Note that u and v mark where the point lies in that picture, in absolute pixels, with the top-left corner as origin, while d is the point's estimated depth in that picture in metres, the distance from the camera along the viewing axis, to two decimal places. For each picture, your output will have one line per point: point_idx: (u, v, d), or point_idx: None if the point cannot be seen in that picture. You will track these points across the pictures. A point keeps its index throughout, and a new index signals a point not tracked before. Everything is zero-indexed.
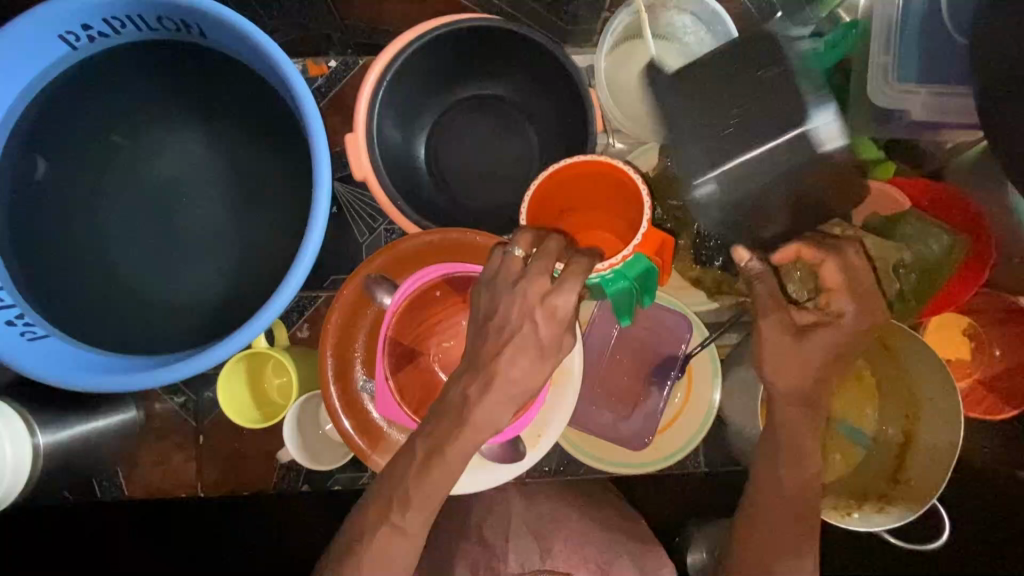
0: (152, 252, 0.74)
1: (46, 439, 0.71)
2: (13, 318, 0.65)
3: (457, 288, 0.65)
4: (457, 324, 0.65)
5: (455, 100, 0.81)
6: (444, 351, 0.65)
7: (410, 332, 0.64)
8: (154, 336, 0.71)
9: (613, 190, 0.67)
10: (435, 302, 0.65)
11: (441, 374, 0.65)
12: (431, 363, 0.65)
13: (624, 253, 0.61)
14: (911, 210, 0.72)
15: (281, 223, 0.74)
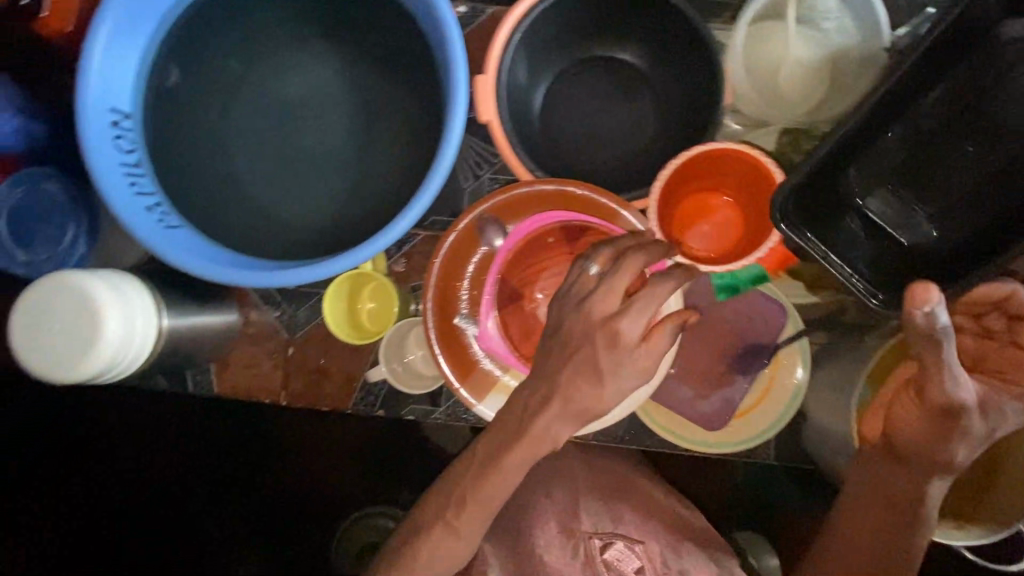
0: (274, 165, 0.78)
1: (169, 321, 0.74)
2: (152, 205, 0.69)
3: (569, 239, 0.67)
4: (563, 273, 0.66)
5: (579, 59, 0.81)
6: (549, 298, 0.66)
7: (518, 275, 0.67)
8: (270, 244, 0.75)
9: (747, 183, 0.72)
10: (547, 248, 0.67)
11: (542, 319, 0.66)
12: (533, 307, 0.66)
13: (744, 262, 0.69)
14: None
15: (401, 154, 0.76)
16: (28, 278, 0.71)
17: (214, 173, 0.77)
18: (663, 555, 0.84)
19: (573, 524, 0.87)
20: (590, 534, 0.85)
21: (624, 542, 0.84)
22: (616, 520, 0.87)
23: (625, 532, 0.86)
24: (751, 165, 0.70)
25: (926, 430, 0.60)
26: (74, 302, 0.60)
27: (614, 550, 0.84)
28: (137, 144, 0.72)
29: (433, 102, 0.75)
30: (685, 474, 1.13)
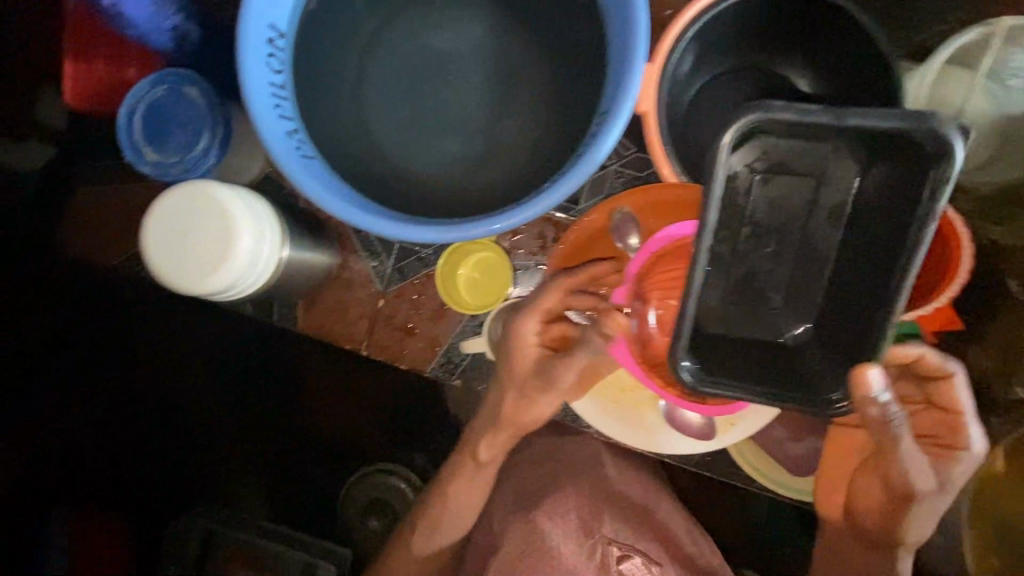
0: (409, 114, 0.75)
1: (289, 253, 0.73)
2: (291, 131, 0.67)
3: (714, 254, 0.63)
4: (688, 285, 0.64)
5: (737, 66, 0.77)
6: (672, 309, 0.65)
7: (654, 279, 0.66)
8: (390, 194, 0.73)
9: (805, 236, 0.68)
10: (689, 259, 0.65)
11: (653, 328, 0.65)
12: (650, 314, 0.65)
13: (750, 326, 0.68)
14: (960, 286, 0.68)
15: (541, 129, 0.74)
16: (152, 177, 0.70)
17: (350, 112, 0.75)
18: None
19: (595, 525, 0.87)
20: (610, 542, 0.86)
21: (642, 559, 0.84)
22: (638, 536, 0.87)
23: (645, 549, 0.86)
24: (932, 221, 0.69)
25: (882, 508, 0.70)
26: (211, 213, 0.58)
27: (630, 564, 0.84)
28: (286, 66, 0.70)
29: (588, 84, 0.72)
30: (718, 500, 1.12)
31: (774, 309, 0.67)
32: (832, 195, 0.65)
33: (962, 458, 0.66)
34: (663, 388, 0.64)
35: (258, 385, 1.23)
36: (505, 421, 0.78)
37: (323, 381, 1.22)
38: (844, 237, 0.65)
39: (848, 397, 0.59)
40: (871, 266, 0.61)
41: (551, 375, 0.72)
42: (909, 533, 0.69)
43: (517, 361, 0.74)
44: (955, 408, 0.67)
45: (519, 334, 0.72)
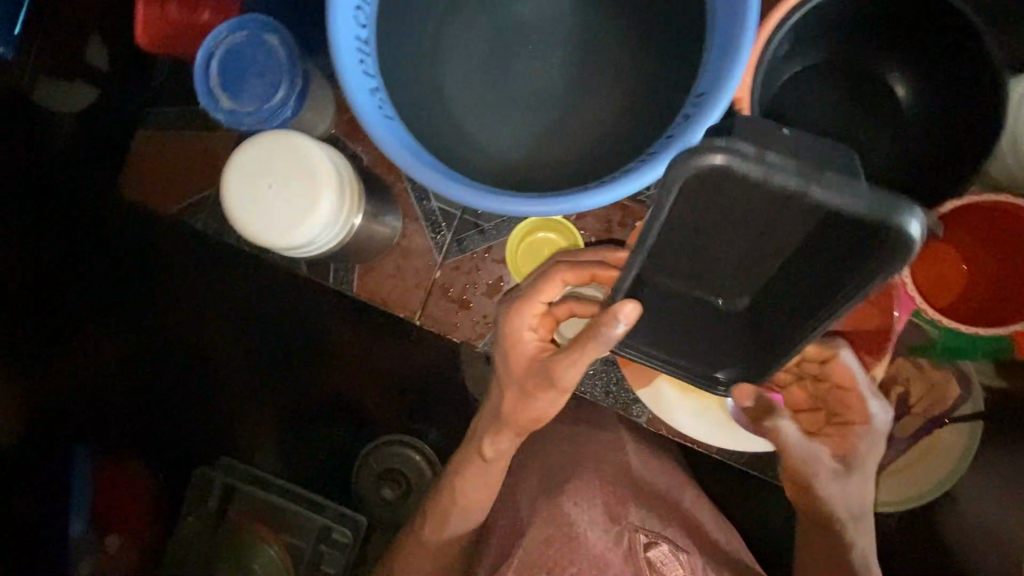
0: (488, 84, 0.73)
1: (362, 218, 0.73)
2: (374, 90, 0.65)
3: None
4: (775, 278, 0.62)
5: (828, 59, 0.74)
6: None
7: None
8: (464, 163, 0.71)
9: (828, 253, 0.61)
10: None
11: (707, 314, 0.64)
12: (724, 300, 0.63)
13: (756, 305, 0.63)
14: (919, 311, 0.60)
15: (622, 110, 0.72)
16: (224, 126, 0.69)
17: (425, 73, 0.73)
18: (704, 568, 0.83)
19: (620, 512, 0.84)
20: (636, 529, 0.83)
21: (668, 546, 0.82)
22: (663, 522, 0.85)
23: (671, 536, 0.84)
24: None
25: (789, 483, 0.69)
26: (296, 166, 0.57)
27: (657, 551, 0.81)
28: (370, 21, 0.68)
29: (675, 66, 0.70)
30: (749, 501, 1.11)
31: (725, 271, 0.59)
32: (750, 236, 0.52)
33: (866, 438, 0.66)
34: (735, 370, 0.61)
35: (291, 347, 1.24)
36: (509, 420, 0.75)
37: (355, 348, 1.22)
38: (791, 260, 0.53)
39: (729, 379, 0.65)
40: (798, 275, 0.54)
41: (549, 372, 0.67)
42: (841, 519, 0.68)
43: (519, 359, 0.70)
44: (857, 398, 0.64)
45: (514, 331, 0.69)
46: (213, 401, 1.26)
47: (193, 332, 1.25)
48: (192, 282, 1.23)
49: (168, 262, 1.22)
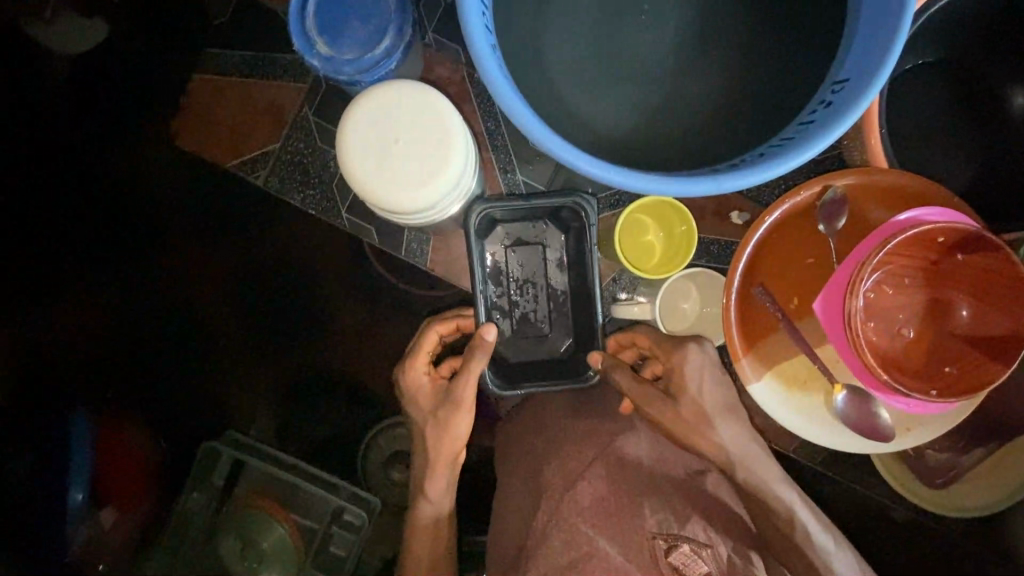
0: (598, 46, 0.66)
1: None
2: (493, 46, 0.60)
3: (955, 248, 0.57)
4: (901, 277, 0.61)
5: (946, 55, 0.71)
6: (884, 296, 0.62)
7: (881, 263, 0.59)
8: (570, 130, 0.65)
9: (912, 251, 0.58)
10: (924, 248, 0.58)
11: (852, 306, 0.56)
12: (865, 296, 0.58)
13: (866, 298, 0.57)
14: (943, 276, 0.60)
15: (749, 84, 0.64)
16: (318, 73, 0.62)
17: (529, 28, 0.66)
18: (734, 565, 0.63)
19: (634, 514, 0.63)
20: (653, 534, 0.61)
21: (691, 545, 0.61)
22: (682, 518, 0.64)
23: (692, 534, 0.63)
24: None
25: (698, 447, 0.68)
26: (424, 119, 0.52)
27: (680, 555, 0.60)
28: None
29: (808, 42, 0.63)
30: None
31: (547, 324, 0.77)
32: (566, 335, 0.77)
33: (693, 368, 0.68)
34: (868, 370, 0.57)
35: (304, 328, 1.09)
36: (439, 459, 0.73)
37: None
38: (573, 302, 0.77)
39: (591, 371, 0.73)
40: (582, 328, 0.76)
41: (448, 402, 0.71)
42: (706, 441, 0.66)
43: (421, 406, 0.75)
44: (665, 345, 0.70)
45: (411, 384, 0.76)
46: (213, 386, 1.10)
47: (196, 311, 1.09)
48: (199, 246, 1.07)
49: (174, 225, 1.06)
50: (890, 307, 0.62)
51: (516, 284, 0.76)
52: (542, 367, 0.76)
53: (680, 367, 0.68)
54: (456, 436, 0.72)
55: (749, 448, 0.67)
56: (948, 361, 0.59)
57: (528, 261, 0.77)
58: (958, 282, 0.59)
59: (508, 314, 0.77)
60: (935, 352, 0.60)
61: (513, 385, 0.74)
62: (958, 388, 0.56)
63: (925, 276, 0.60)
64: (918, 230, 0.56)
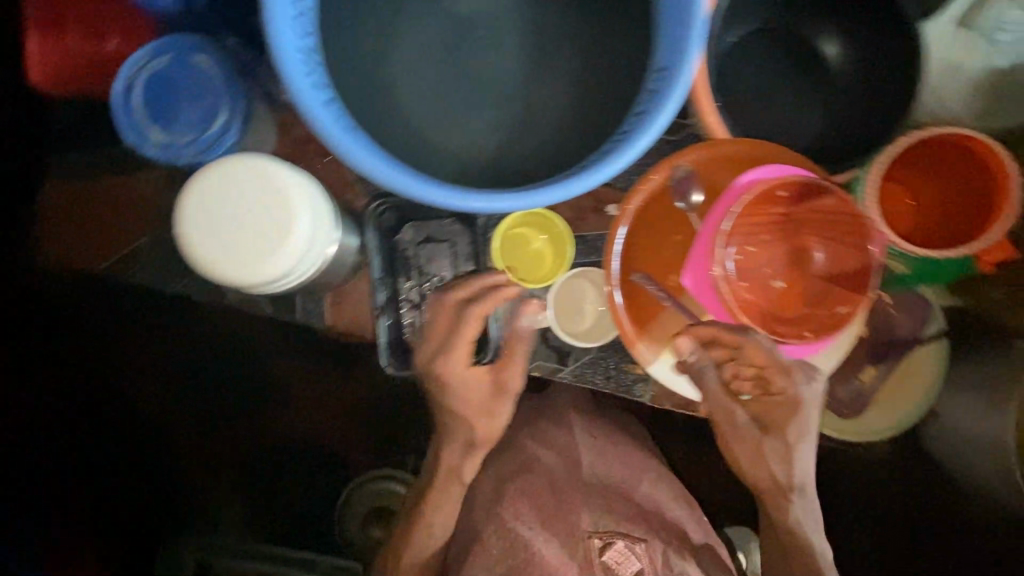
0: (439, 80, 0.67)
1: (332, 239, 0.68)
2: (329, 99, 0.60)
3: (796, 199, 0.62)
4: (765, 235, 0.63)
5: (761, 25, 0.77)
6: (750, 255, 0.63)
7: (737, 225, 0.61)
8: (430, 165, 0.66)
9: (763, 209, 0.62)
10: (770, 204, 0.62)
11: (714, 271, 0.60)
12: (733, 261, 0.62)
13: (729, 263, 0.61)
14: (801, 225, 0.63)
15: (590, 88, 0.68)
16: (159, 161, 0.62)
17: (370, 75, 0.67)
18: (667, 555, 0.74)
19: (571, 520, 0.74)
20: (589, 533, 0.73)
21: (624, 540, 0.72)
22: (616, 517, 0.75)
23: (628, 530, 0.74)
24: (982, 150, 0.64)
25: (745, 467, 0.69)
26: (265, 197, 0.52)
27: (613, 551, 0.72)
28: (311, 26, 0.62)
29: (632, 40, 0.68)
30: None
31: None
32: (472, 328, 0.77)
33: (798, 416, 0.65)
34: (744, 329, 0.61)
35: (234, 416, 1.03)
36: (482, 443, 0.77)
37: None
38: (481, 288, 0.77)
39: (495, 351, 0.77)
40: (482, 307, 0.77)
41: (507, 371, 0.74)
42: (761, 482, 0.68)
43: (463, 397, 0.75)
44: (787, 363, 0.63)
45: (449, 372, 0.73)
46: (164, 506, 1.04)
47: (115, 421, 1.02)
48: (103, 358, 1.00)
49: (75, 348, 0.98)
50: (758, 263, 0.63)
51: (427, 282, 0.77)
52: (447, 352, 0.78)
53: (794, 404, 0.64)
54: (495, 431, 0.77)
55: (809, 484, 0.69)
56: (821, 302, 0.62)
57: (434, 259, 0.77)
58: (810, 226, 0.63)
59: (411, 299, 0.76)
60: (807, 297, 0.63)
61: (403, 365, 0.78)
62: (828, 325, 0.61)
63: (780, 228, 0.63)
64: (756, 191, 0.60)
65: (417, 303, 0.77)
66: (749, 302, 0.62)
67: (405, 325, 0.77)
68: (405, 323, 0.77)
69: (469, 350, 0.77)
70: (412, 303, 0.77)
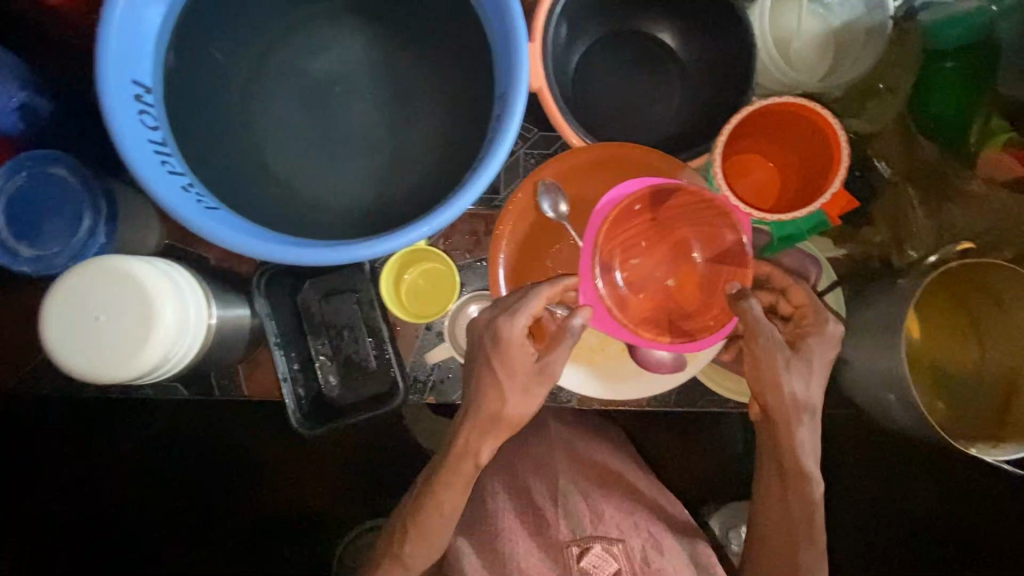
0: (306, 146, 0.73)
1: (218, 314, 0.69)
2: (187, 185, 0.63)
3: (654, 204, 0.65)
4: (645, 244, 0.65)
5: (608, 34, 0.81)
6: (638, 269, 0.65)
7: (611, 244, 0.64)
8: (306, 225, 0.70)
9: (632, 223, 0.65)
10: (634, 217, 0.65)
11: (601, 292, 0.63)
12: (621, 279, 0.64)
13: (615, 282, 0.63)
14: (670, 227, 0.65)
15: (445, 127, 0.72)
16: (36, 275, 0.63)
17: (244, 157, 0.71)
18: (644, 554, 0.88)
19: (551, 534, 0.90)
20: (569, 542, 0.89)
21: (601, 545, 0.88)
22: (597, 522, 0.90)
23: (604, 533, 0.89)
24: (790, 110, 0.69)
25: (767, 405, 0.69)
26: (121, 286, 0.53)
27: (592, 556, 0.87)
28: (160, 120, 0.65)
29: (478, 73, 0.71)
30: (682, 444, 1.34)
31: (372, 361, 0.78)
32: (388, 373, 0.77)
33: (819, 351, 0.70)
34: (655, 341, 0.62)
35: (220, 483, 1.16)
36: (508, 421, 0.68)
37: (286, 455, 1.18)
38: (390, 330, 0.78)
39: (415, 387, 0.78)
40: (395, 349, 0.78)
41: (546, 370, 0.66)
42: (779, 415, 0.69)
43: (510, 363, 0.65)
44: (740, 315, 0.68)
45: (506, 334, 0.64)
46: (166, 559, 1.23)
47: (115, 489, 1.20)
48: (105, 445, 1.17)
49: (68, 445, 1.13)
50: (647, 275, 0.65)
51: (335, 336, 0.78)
52: (367, 400, 0.78)
53: (818, 338, 0.70)
54: (530, 409, 0.68)
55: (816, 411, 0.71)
56: (716, 289, 0.65)
57: (341, 311, 0.78)
58: (679, 223, 0.65)
59: (324, 356, 0.77)
60: (698, 290, 0.65)
61: (314, 420, 0.76)
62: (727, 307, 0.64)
63: (655, 235, 0.65)
64: (613, 212, 0.63)
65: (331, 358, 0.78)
66: (647, 312, 0.64)
67: (322, 382, 0.78)
68: (322, 380, 0.78)
69: (391, 394, 0.78)
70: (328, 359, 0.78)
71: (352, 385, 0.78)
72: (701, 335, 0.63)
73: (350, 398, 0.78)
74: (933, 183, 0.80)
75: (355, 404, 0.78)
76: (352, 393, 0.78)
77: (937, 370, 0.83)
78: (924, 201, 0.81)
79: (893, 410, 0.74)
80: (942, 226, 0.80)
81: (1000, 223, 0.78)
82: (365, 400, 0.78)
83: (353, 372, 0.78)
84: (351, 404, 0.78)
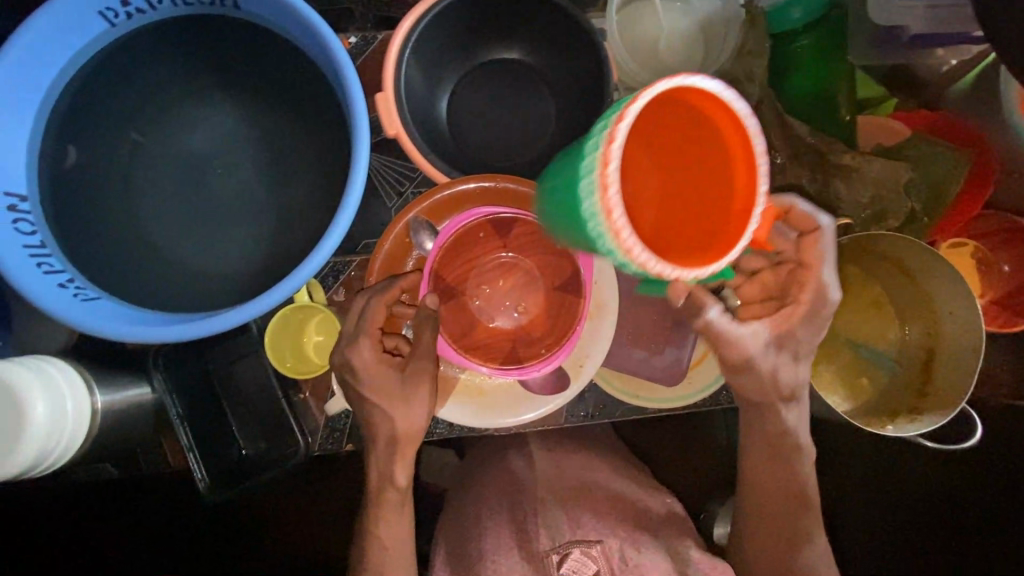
0: (192, 222, 0.75)
1: (103, 399, 0.72)
2: (65, 282, 0.67)
3: (500, 232, 0.68)
4: (496, 268, 0.69)
5: (473, 66, 0.82)
6: (488, 295, 0.69)
7: (454, 271, 0.68)
8: (194, 300, 0.72)
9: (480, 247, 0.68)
10: (480, 243, 0.68)
11: (447, 323, 0.68)
12: (473, 304, 0.69)
13: (465, 308, 0.68)
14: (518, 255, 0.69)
15: (317, 184, 0.74)
16: None
17: (135, 241, 0.73)
18: (621, 553, 0.82)
19: (531, 545, 0.83)
20: (548, 550, 0.82)
21: (580, 548, 0.81)
22: (575, 526, 0.84)
23: (581, 536, 0.83)
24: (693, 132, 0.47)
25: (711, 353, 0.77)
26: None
27: (572, 560, 0.80)
28: (38, 225, 0.69)
29: (339, 127, 0.74)
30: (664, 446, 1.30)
31: (281, 420, 0.78)
32: (300, 427, 0.78)
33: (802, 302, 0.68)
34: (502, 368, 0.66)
35: (191, 560, 1.12)
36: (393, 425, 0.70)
37: None
38: (300, 384, 0.79)
39: (320, 439, 0.79)
40: (308, 401, 0.80)
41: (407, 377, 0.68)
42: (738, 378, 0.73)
43: (373, 382, 0.68)
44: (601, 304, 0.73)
45: (357, 362, 0.67)
46: None
47: None
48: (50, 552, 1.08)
49: None
50: (497, 300, 0.68)
51: (244, 400, 0.79)
52: (282, 457, 0.78)
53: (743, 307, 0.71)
54: (417, 419, 0.69)
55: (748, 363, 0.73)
56: (557, 317, 0.68)
57: (246, 374, 0.79)
58: (526, 251, 0.69)
59: (234, 421, 0.78)
60: (546, 314, 0.69)
61: (228, 482, 0.78)
62: (563, 335, 0.67)
63: (505, 263, 0.69)
64: (452, 234, 0.67)
65: (244, 421, 0.79)
66: (490, 338, 0.68)
67: (242, 451, 0.79)
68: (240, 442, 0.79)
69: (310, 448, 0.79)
70: (241, 422, 0.79)
71: (269, 445, 0.78)
72: (534, 361, 0.67)
73: (264, 458, 0.78)
74: (820, 156, 0.77)
75: (271, 462, 0.78)
76: (269, 452, 0.78)
77: (857, 346, 0.81)
78: (814, 179, 0.78)
79: (801, 395, 0.73)
80: (832, 203, 0.78)
81: (883, 191, 0.76)
82: (281, 455, 0.78)
83: (266, 431, 0.78)
84: (268, 463, 0.78)
